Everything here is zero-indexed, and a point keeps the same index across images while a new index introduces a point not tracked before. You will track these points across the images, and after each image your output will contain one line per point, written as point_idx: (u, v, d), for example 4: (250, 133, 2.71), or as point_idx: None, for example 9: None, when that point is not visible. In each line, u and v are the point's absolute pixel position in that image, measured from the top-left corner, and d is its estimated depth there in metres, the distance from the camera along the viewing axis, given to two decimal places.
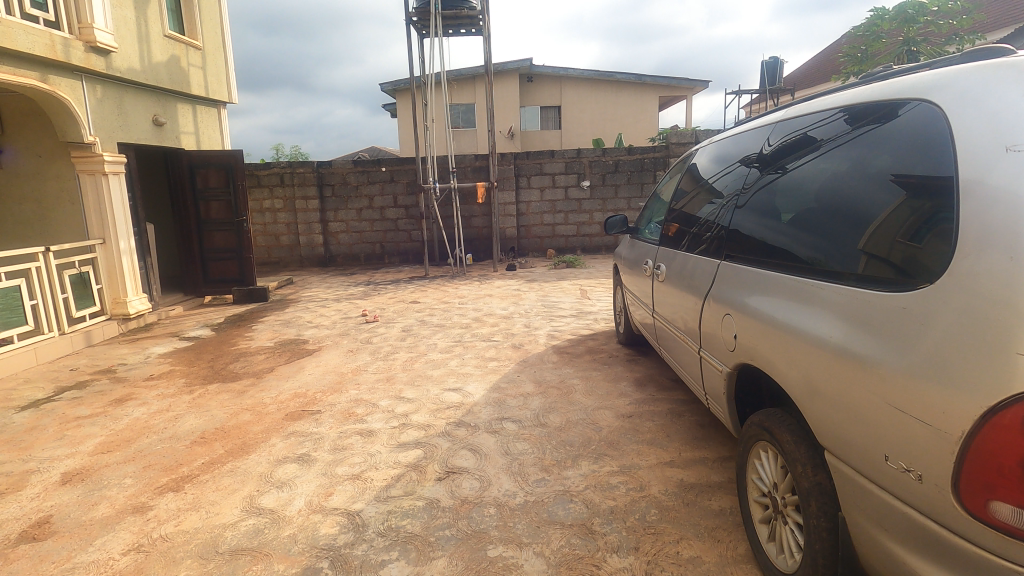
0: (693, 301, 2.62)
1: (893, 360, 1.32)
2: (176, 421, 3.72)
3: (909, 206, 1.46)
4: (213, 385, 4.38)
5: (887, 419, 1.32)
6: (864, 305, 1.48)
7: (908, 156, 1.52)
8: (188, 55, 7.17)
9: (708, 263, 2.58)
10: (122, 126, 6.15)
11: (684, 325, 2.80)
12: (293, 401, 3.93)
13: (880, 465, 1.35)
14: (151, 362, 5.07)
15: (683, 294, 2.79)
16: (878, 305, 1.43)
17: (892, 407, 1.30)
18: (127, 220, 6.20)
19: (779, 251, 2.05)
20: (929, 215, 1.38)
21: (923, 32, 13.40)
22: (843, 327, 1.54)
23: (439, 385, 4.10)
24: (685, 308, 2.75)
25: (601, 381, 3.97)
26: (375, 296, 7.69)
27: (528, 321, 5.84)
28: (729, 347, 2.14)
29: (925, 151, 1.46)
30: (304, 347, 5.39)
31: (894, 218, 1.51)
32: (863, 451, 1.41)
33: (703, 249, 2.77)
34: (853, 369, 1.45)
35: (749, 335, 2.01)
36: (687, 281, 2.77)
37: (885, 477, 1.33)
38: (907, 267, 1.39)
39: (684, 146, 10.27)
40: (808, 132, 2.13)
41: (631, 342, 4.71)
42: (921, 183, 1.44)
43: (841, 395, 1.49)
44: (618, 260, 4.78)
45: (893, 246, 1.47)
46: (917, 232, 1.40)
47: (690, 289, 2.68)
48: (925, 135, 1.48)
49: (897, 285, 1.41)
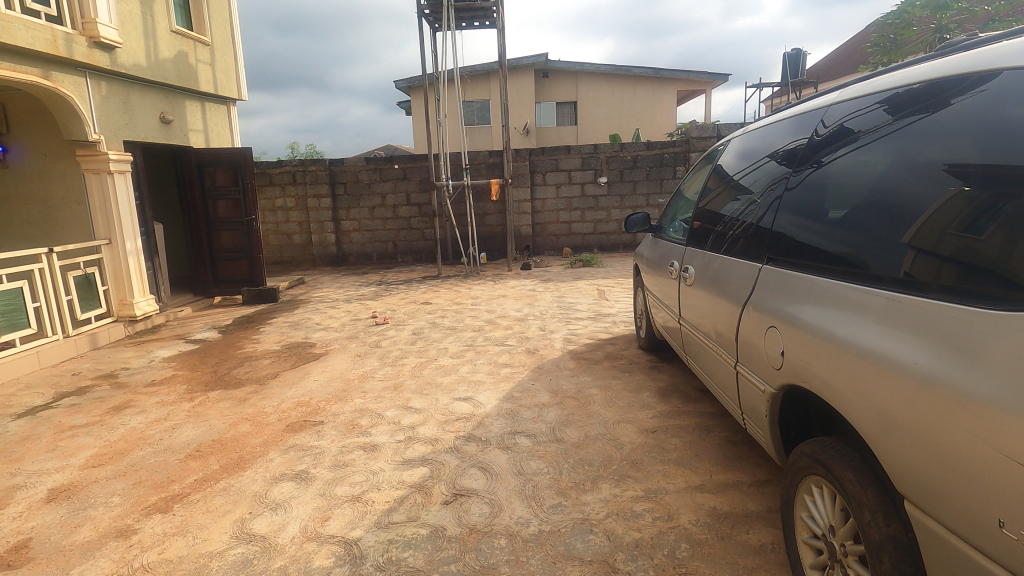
0: (725, 309, 2.35)
1: (990, 391, 1.09)
2: (172, 432, 3.54)
3: (963, 197, 1.33)
4: (215, 392, 4.20)
5: (989, 466, 1.09)
6: (940, 320, 1.26)
7: (963, 144, 1.37)
8: (197, 51, 7.02)
9: (742, 268, 2.29)
10: (128, 123, 6.02)
11: (716, 336, 2.51)
12: (295, 411, 3.73)
13: (981, 522, 1.12)
14: (154, 366, 4.92)
15: (715, 302, 2.50)
16: (959, 321, 1.21)
17: (995, 450, 1.07)
18: (134, 220, 6.06)
19: (810, 252, 1.86)
20: (989, 205, 1.25)
21: (957, 19, 12.85)
22: (910, 342, 1.33)
23: (449, 394, 3.87)
24: (716, 314, 2.49)
25: (622, 391, 3.70)
26: (386, 297, 7.49)
27: (543, 323, 5.58)
28: (775, 365, 1.86)
29: (984, 139, 1.31)
30: (311, 351, 5.20)
31: (944, 210, 1.37)
32: (955, 501, 1.17)
33: (730, 251, 2.52)
34: (931, 397, 1.23)
35: (797, 350, 1.74)
36: (721, 287, 2.45)
37: (989, 538, 1.10)
38: (969, 263, 1.26)
39: (706, 140, 9.92)
40: (842, 123, 1.93)
41: (653, 347, 4.42)
42: (982, 172, 1.29)
43: (918, 430, 1.26)
44: (638, 260, 4.51)
45: (942, 239, 1.35)
46: (976, 223, 1.27)
47: (722, 293, 2.42)
48: (987, 121, 1.32)
49: (983, 297, 1.19)
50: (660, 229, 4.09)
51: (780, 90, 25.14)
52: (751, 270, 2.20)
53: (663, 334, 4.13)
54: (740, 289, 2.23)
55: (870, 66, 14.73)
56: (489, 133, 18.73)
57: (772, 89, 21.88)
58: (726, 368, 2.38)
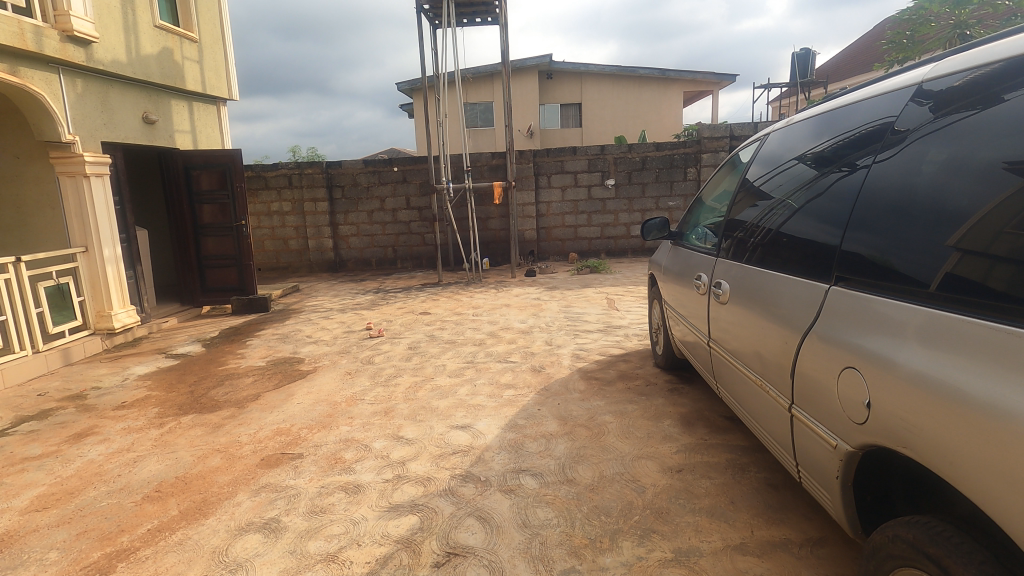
0: (770, 331, 1.95)
1: None
2: (133, 466, 3.14)
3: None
4: (188, 417, 3.81)
5: None
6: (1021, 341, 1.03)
7: (1018, 138, 1.18)
8: (183, 48, 6.66)
9: (789, 282, 1.89)
10: (106, 123, 5.66)
11: (759, 364, 2.07)
12: (273, 441, 3.33)
13: None
14: (127, 386, 4.53)
15: (757, 324, 2.07)
16: None
17: None
18: (113, 225, 5.70)
19: (835, 259, 1.67)
20: None
21: (977, 15, 12.46)
22: (985, 369, 1.09)
23: (445, 421, 3.46)
24: (758, 340, 2.06)
25: (639, 419, 3.29)
26: (383, 306, 7.09)
27: (549, 336, 5.17)
28: (847, 414, 1.46)
29: None
30: (298, 368, 4.80)
31: (999, 209, 1.18)
32: None
33: (771, 261, 2.11)
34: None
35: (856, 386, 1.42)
36: (768, 305, 1.99)
37: None
38: None
39: (718, 140, 9.47)
40: (874, 121, 1.71)
41: (672, 366, 4.01)
42: None
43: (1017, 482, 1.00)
44: (653, 268, 4.12)
45: (996, 237, 1.16)
46: None
47: (767, 314, 1.98)
48: None
49: None
50: (681, 235, 3.67)
51: (788, 91, 24.76)
52: (803, 286, 1.79)
53: (687, 355, 3.69)
54: (793, 311, 1.80)
55: (885, 64, 14.35)
56: (492, 135, 18.39)
57: (781, 89, 21.52)
58: (780, 411, 1.90)
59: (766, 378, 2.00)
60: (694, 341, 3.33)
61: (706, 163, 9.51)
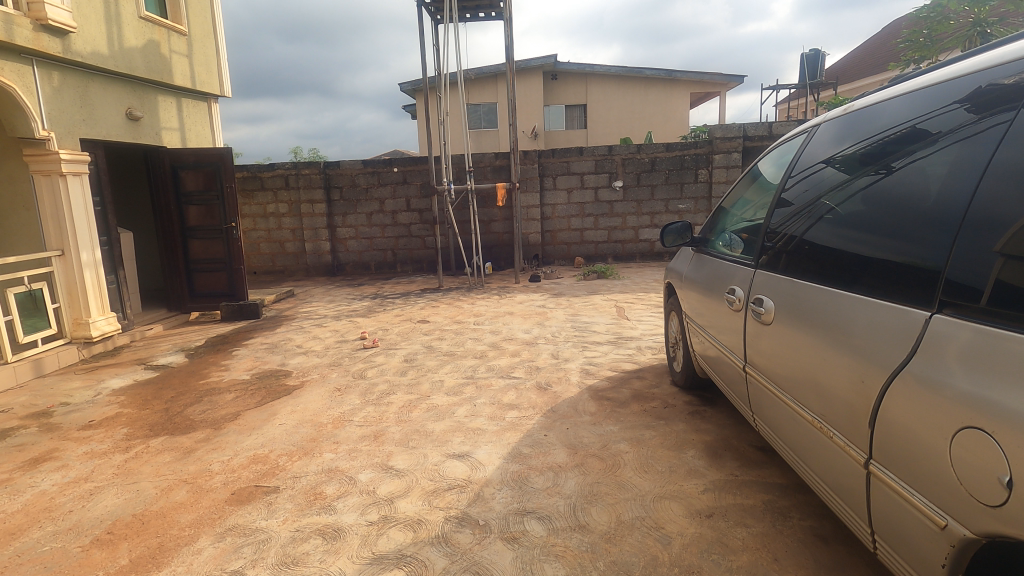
0: (833, 360, 1.58)
1: None
2: (88, 500, 2.79)
3: None
4: (158, 440, 3.45)
5: None
6: None
7: None
8: (170, 41, 6.33)
9: (856, 301, 1.54)
10: (85, 119, 5.33)
11: (818, 401, 1.69)
12: (247, 471, 2.97)
13: None
14: (98, 402, 4.18)
15: (815, 352, 1.70)
16: None
17: None
18: (91, 227, 5.36)
19: (870, 266, 1.55)
20: None
21: (997, 12, 12.10)
22: None
23: (440, 449, 3.09)
24: (809, 368, 1.74)
25: (659, 450, 2.91)
26: (380, 314, 6.73)
27: (556, 349, 4.80)
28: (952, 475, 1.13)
29: None
30: (284, 382, 4.44)
31: None
32: None
33: (831, 278, 1.73)
34: None
35: (960, 440, 1.10)
36: (834, 327, 1.61)
37: None
38: None
39: (730, 141, 9.09)
40: (910, 122, 1.60)
41: (692, 386, 3.63)
42: None
43: None
44: (671, 277, 3.78)
45: None
46: None
47: (827, 337, 1.64)
48: None
49: None
50: (704, 241, 3.30)
51: (797, 92, 24.40)
52: (882, 309, 1.43)
53: (711, 374, 3.32)
54: (872, 341, 1.42)
55: (900, 64, 14.00)
56: (496, 136, 18.05)
57: (790, 91, 21.14)
58: (853, 465, 1.51)
59: (832, 424, 1.61)
60: (721, 361, 2.96)
61: (718, 164, 9.13)
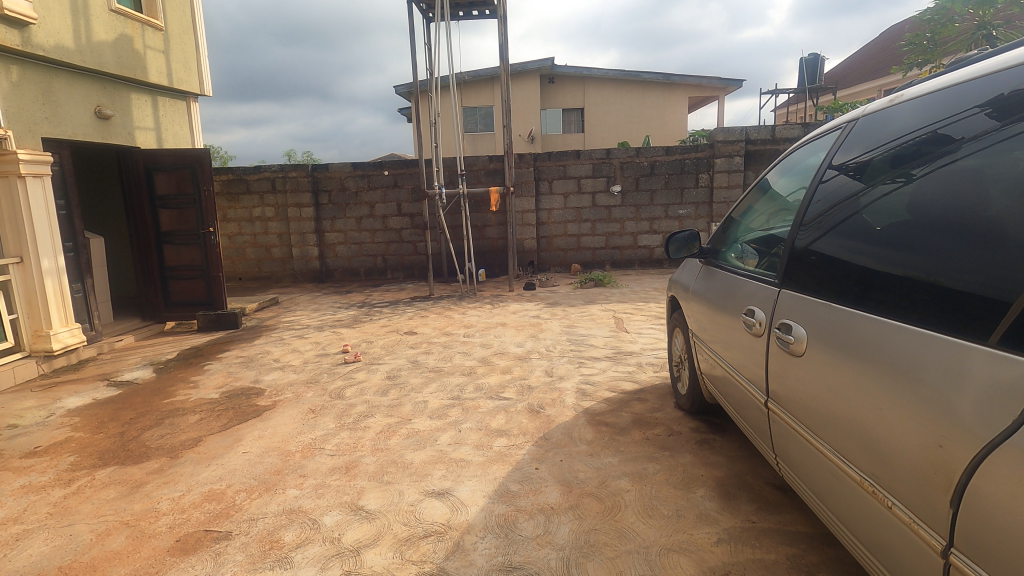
0: (892, 410, 1.26)
1: None
2: (12, 547, 2.43)
3: None
4: (105, 471, 3.09)
5: None
6: None
7: None
8: (145, 36, 5.99)
9: (921, 335, 1.23)
10: (49, 117, 4.99)
11: (869, 459, 1.36)
12: (198, 511, 2.62)
13: None
14: (49, 424, 3.82)
15: (864, 397, 1.37)
16: None
17: None
18: (54, 232, 5.01)
19: (912, 289, 1.31)
20: None
21: (1002, 15, 11.89)
22: None
23: (418, 485, 2.75)
24: (854, 411, 1.41)
25: (665, 488, 2.58)
26: (365, 324, 6.39)
27: (550, 366, 4.46)
28: None
29: None
30: (255, 401, 4.09)
31: None
32: None
33: (879, 304, 1.41)
34: None
35: None
36: (892, 368, 1.28)
37: None
38: None
39: (732, 144, 8.79)
40: (931, 126, 1.46)
41: (698, 411, 3.30)
42: None
43: None
44: (676, 291, 3.46)
45: None
46: None
47: (881, 373, 1.31)
48: None
49: None
50: (714, 253, 2.95)
51: (795, 96, 24.22)
52: (966, 350, 1.10)
53: (720, 400, 2.99)
54: (949, 394, 1.10)
55: (903, 67, 13.77)
56: (492, 140, 17.77)
57: (789, 95, 20.94)
58: (924, 549, 1.17)
59: (893, 492, 1.26)
60: (732, 388, 2.63)
61: (720, 169, 8.83)
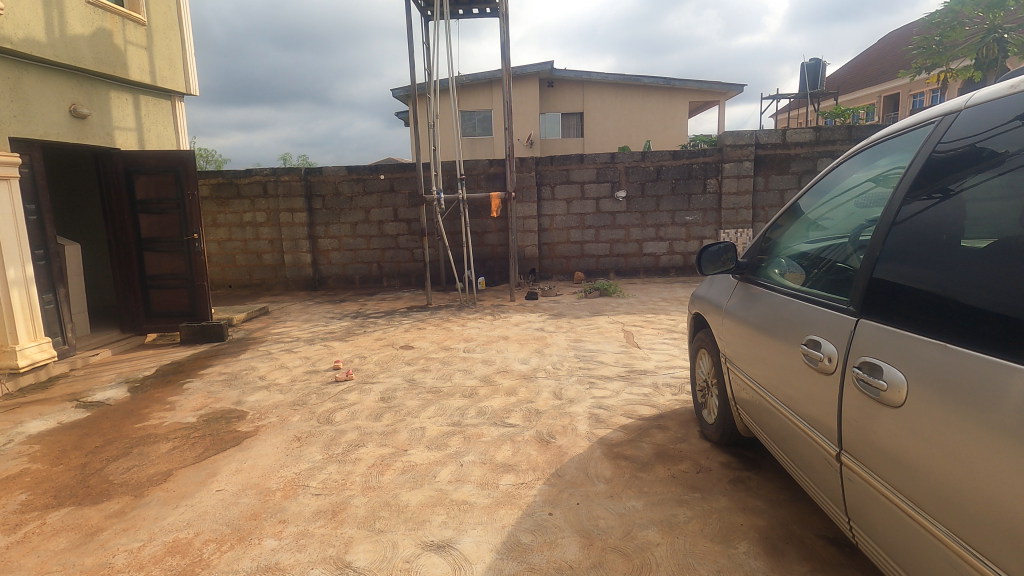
0: (1004, 475, 1.06)
1: None
2: None
3: None
4: (58, 514, 2.72)
5: None
6: None
7: None
8: (125, 30, 5.64)
9: None
10: (18, 115, 4.64)
11: (957, 519, 1.20)
12: (159, 568, 2.25)
13: None
14: (5, 453, 3.44)
15: (950, 448, 1.20)
16: None
17: None
18: (21, 239, 4.63)
19: (983, 318, 1.19)
20: None
21: (1012, 19, 11.69)
22: None
23: (414, 534, 2.39)
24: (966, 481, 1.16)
25: (700, 541, 2.23)
26: (359, 337, 6.02)
27: (558, 387, 4.11)
28: None
29: None
30: (235, 426, 3.72)
31: None
32: None
33: (954, 336, 1.25)
34: None
35: None
36: (981, 415, 1.12)
37: None
38: None
39: (742, 149, 8.45)
40: (969, 139, 1.43)
41: (728, 442, 2.96)
42: None
43: None
44: (701, 305, 3.12)
45: None
46: None
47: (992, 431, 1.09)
48: None
49: None
50: (752, 267, 2.61)
51: (796, 101, 24.03)
52: None
53: (755, 429, 2.62)
54: None
55: (910, 71, 13.53)
56: (490, 144, 17.47)
57: (790, 100, 20.72)
58: None
59: (998, 565, 1.08)
60: (769, 417, 2.33)
61: (729, 174, 8.51)
